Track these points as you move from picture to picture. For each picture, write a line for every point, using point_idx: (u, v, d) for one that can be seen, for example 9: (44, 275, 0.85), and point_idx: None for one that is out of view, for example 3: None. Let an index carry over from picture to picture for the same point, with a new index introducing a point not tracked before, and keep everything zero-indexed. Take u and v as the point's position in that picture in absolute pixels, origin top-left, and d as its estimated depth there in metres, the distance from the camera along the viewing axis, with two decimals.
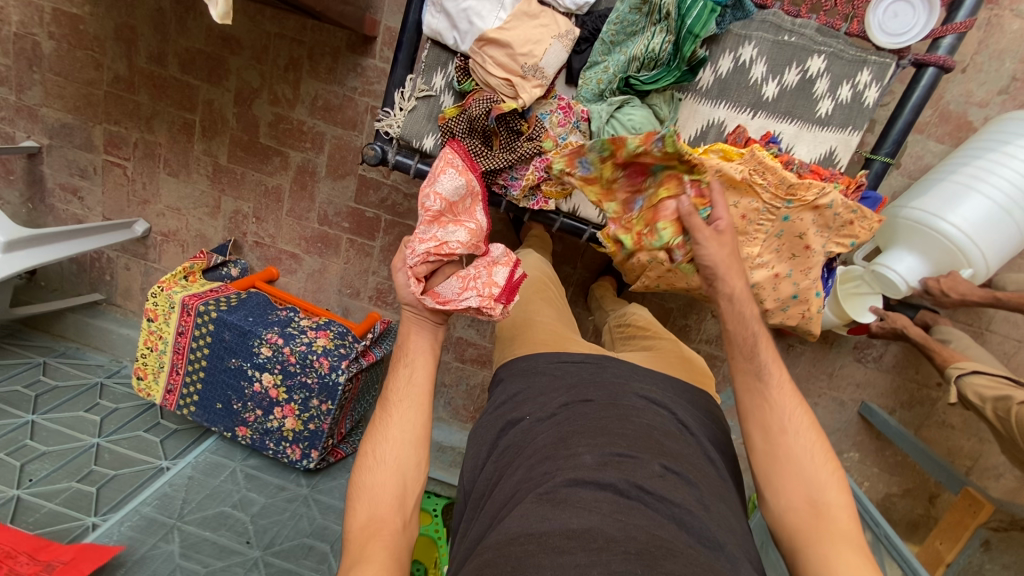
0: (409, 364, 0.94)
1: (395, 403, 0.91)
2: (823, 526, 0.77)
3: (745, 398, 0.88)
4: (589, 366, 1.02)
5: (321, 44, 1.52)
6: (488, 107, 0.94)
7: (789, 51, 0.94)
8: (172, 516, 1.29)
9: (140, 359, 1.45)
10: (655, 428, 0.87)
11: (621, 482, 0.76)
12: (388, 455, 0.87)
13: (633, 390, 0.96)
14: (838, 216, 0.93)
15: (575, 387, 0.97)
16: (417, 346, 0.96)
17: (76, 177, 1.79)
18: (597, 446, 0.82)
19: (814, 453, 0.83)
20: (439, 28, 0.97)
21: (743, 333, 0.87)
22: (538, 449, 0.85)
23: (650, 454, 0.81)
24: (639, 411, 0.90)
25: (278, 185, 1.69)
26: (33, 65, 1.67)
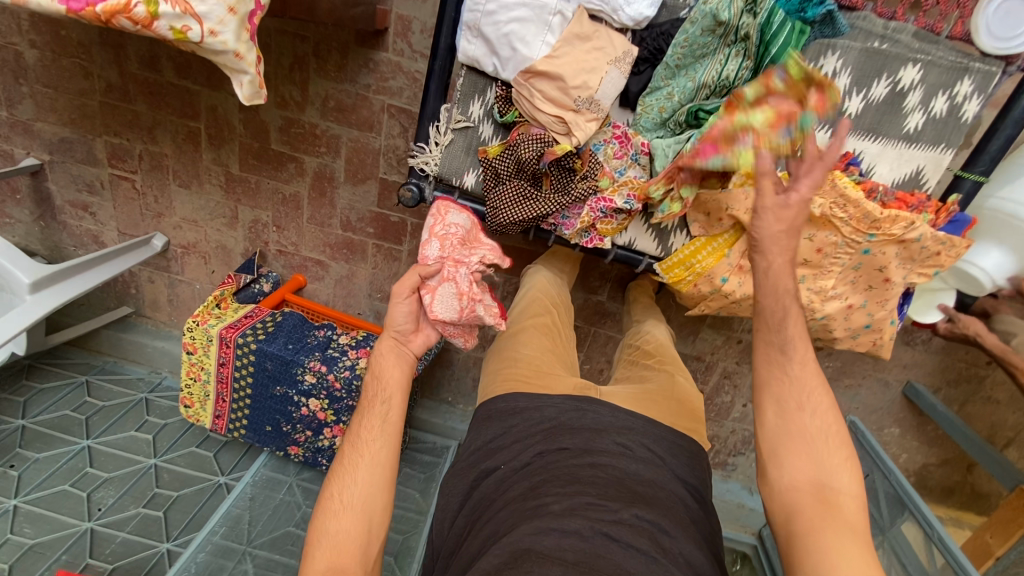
0: (383, 395, 0.89)
1: (366, 441, 0.84)
2: (827, 513, 0.71)
3: (763, 372, 0.81)
4: (573, 408, 0.93)
5: (327, 39, 1.37)
6: (540, 150, 0.86)
7: (880, 60, 0.82)
8: (242, 542, 1.35)
9: (185, 389, 1.46)
10: (627, 475, 0.81)
11: (584, 526, 0.70)
12: (354, 497, 0.80)
13: (609, 436, 0.87)
14: (925, 248, 0.86)
15: (554, 429, 0.89)
16: (393, 381, 0.90)
17: (84, 192, 1.71)
18: (567, 495, 0.76)
19: (828, 436, 0.77)
20: (476, 54, 0.86)
21: (774, 307, 0.78)
22: (509, 501, 0.79)
23: (623, 503, 0.75)
24: (611, 457, 0.83)
25: (296, 192, 1.60)
26: (18, 77, 1.55)
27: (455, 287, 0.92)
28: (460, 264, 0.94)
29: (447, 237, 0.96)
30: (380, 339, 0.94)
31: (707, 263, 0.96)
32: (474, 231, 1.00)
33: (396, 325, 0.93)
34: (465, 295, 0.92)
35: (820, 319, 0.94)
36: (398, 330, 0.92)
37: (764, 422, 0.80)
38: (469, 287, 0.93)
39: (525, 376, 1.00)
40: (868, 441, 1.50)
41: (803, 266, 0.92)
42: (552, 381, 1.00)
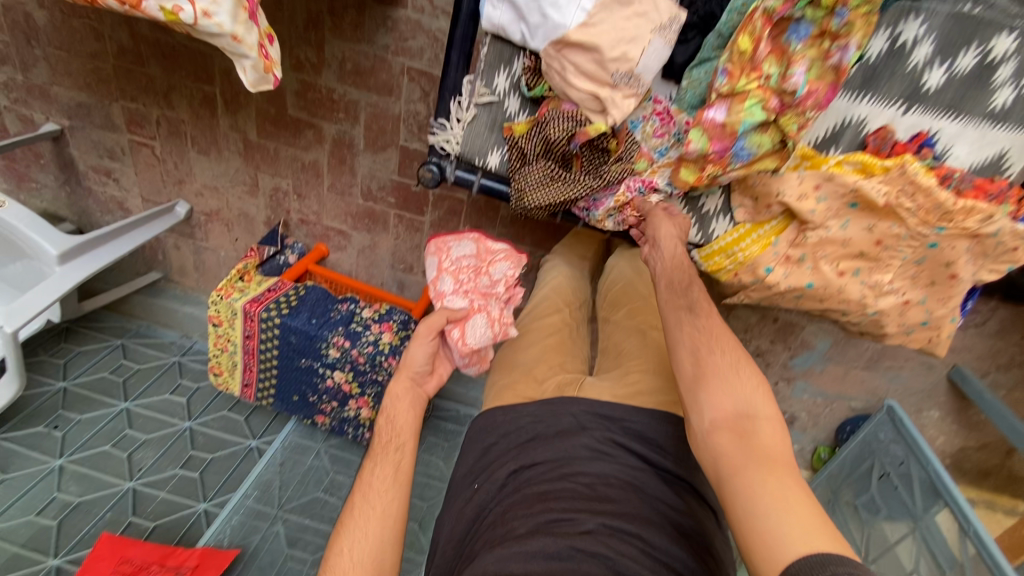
0: (397, 442, 0.90)
1: (379, 493, 0.83)
2: (748, 445, 0.72)
3: (673, 328, 0.84)
4: (546, 407, 0.90)
5: None
6: (571, 129, 0.80)
7: (971, 27, 0.71)
8: (274, 507, 1.41)
9: (213, 359, 1.48)
10: (598, 480, 0.78)
11: (552, 543, 0.68)
12: (363, 554, 0.77)
13: (578, 442, 0.83)
14: (1001, 244, 0.77)
15: (525, 444, 0.86)
16: (407, 422, 0.93)
17: (106, 159, 1.70)
18: (532, 515, 0.74)
19: (740, 369, 0.79)
20: (502, 21, 0.78)
21: (681, 273, 0.86)
22: (486, 529, 0.77)
23: (589, 512, 0.73)
24: (584, 463, 0.80)
25: (315, 159, 1.55)
26: (31, 40, 1.51)
27: (484, 315, 0.99)
28: (482, 297, 1.02)
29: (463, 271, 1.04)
30: (397, 379, 0.97)
31: (750, 251, 0.88)
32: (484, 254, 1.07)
33: (416, 365, 0.98)
34: (493, 321, 0.99)
35: (872, 314, 0.87)
36: (417, 369, 0.98)
37: (679, 372, 0.81)
38: (495, 315, 1.00)
39: (522, 385, 0.96)
40: (909, 430, 1.42)
41: (858, 258, 0.84)
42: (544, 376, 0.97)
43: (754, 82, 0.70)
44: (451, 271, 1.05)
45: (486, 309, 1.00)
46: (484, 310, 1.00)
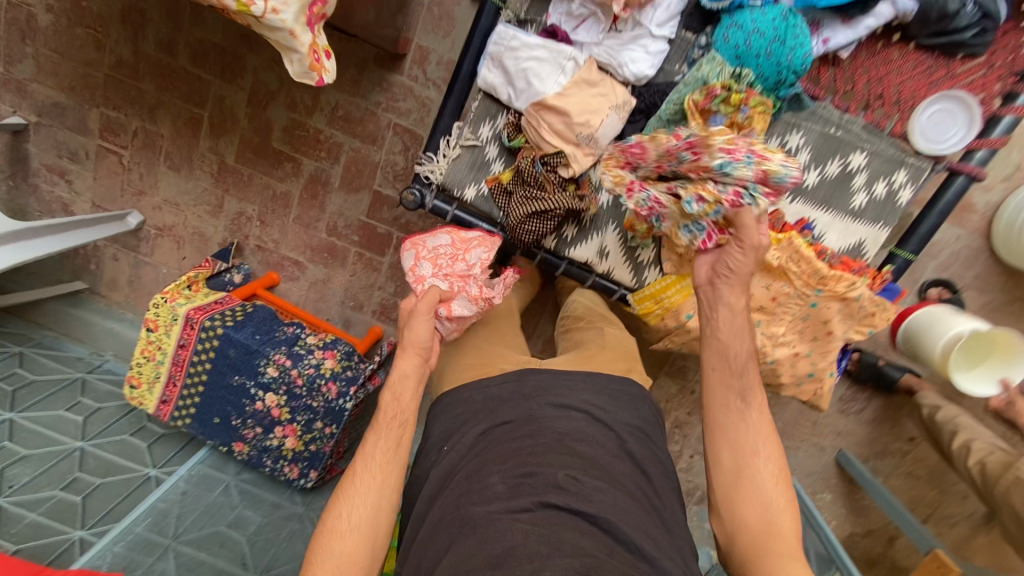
0: (401, 415, 0.91)
1: (381, 466, 0.87)
2: (771, 544, 0.77)
3: (719, 413, 0.87)
4: (512, 382, 0.95)
5: (347, 55, 1.47)
6: (533, 157, 0.97)
7: (835, 144, 0.98)
8: (167, 536, 1.26)
9: (134, 368, 1.40)
10: (567, 435, 0.84)
11: (533, 503, 0.73)
12: (360, 520, 0.83)
13: (546, 399, 0.89)
14: (862, 307, 0.97)
15: (504, 401, 0.92)
16: (410, 402, 0.92)
17: (64, 159, 1.69)
18: (507, 469, 0.79)
19: (779, 481, 0.82)
20: (494, 82, 0.98)
21: (737, 350, 0.87)
22: (458, 481, 0.81)
23: (558, 464, 0.79)
24: (552, 420, 0.86)
25: (287, 189, 1.63)
26: (27, 38, 1.57)
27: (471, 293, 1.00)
28: (460, 279, 1.02)
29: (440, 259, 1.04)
30: (403, 354, 0.93)
31: (675, 299, 1.04)
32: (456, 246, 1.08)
33: (422, 343, 0.93)
34: (476, 300, 1.00)
35: (770, 363, 1.03)
36: (423, 345, 0.93)
37: (719, 468, 0.85)
38: (478, 294, 1.01)
39: (474, 365, 1.03)
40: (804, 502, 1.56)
41: (758, 311, 1.02)
42: (497, 362, 1.03)
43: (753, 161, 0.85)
44: (429, 260, 1.04)
45: (465, 289, 1.01)
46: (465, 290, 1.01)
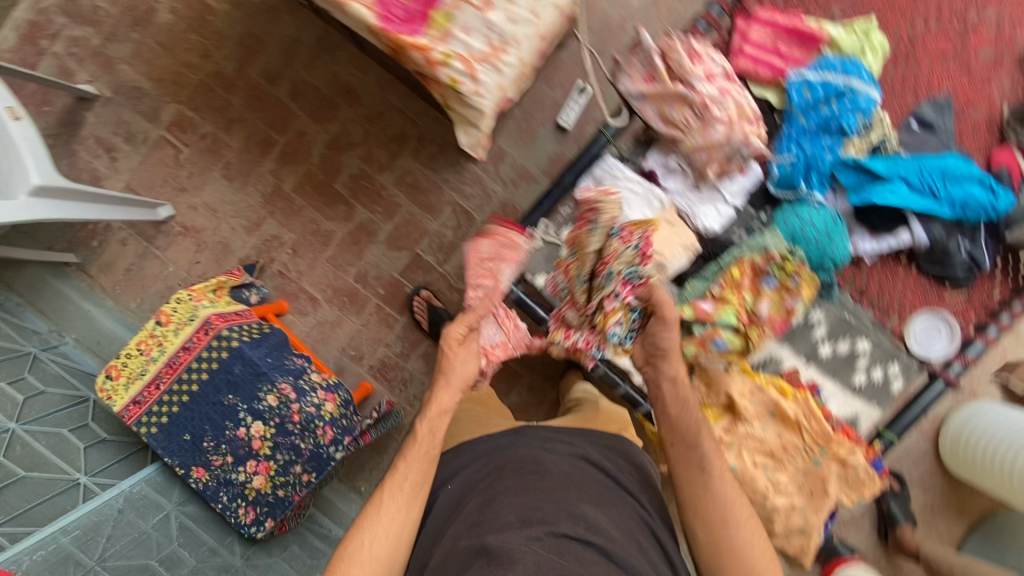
0: (428, 451, 0.97)
1: (409, 496, 0.92)
2: None
3: (683, 486, 0.85)
4: (511, 434, 1.06)
5: (434, 134, 1.63)
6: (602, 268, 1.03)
7: (847, 327, 1.16)
8: (93, 558, 1.10)
9: (121, 358, 1.31)
10: (570, 476, 0.94)
11: (542, 533, 0.82)
12: (380, 551, 0.89)
13: (547, 447, 1.01)
14: (857, 475, 1.08)
15: (503, 448, 1.03)
16: (437, 437, 0.99)
17: (118, 137, 1.69)
18: (520, 502, 0.88)
19: (755, 546, 0.80)
20: (590, 197, 1.13)
21: (687, 419, 0.88)
22: (465, 515, 0.91)
23: (573, 499, 0.89)
24: (555, 463, 0.96)
25: (331, 229, 1.68)
26: (137, 27, 1.65)
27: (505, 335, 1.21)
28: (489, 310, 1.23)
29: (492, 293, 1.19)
30: (438, 390, 1.03)
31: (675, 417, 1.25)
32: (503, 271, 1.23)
33: (464, 378, 1.06)
34: (501, 323, 1.23)
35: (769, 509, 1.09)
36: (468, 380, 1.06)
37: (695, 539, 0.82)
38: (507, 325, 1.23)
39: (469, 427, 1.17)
40: None
41: (768, 455, 1.11)
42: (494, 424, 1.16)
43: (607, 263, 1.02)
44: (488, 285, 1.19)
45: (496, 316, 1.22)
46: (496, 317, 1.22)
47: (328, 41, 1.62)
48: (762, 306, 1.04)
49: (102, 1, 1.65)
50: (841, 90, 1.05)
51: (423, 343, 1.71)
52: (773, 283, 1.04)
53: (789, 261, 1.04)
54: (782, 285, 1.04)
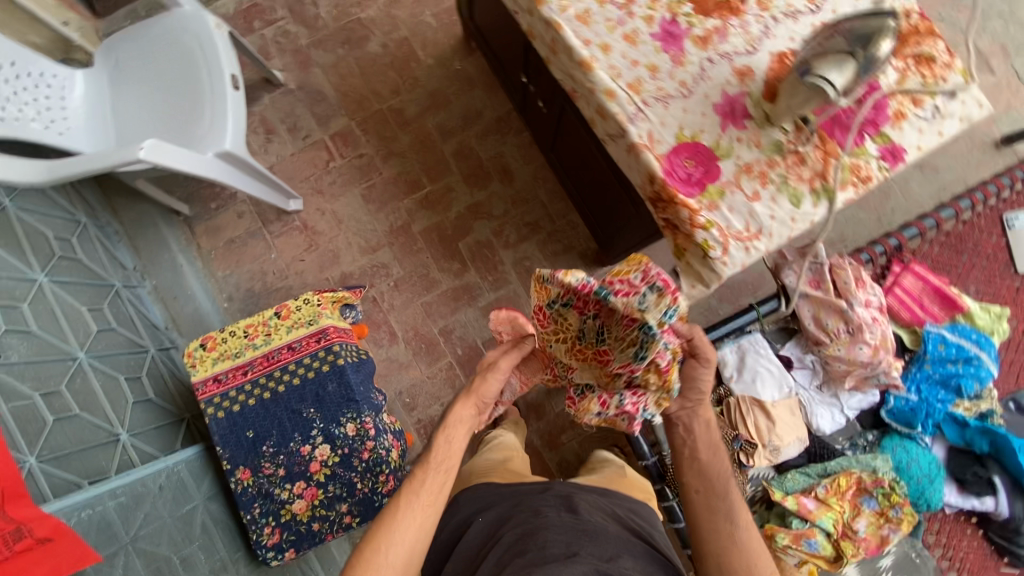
0: (447, 461, 0.92)
1: (423, 505, 0.88)
2: None
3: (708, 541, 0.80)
4: (542, 483, 1.08)
5: (565, 235, 1.75)
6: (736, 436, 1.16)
7: (911, 567, 1.22)
8: (126, 533, 1.02)
9: (224, 333, 1.29)
10: (611, 530, 0.93)
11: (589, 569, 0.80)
12: (394, 559, 0.84)
13: (581, 496, 1.02)
14: None
15: (539, 490, 1.04)
16: (456, 450, 0.94)
17: (282, 125, 1.76)
18: (566, 539, 0.87)
19: None
20: (730, 363, 1.20)
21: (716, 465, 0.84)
22: (504, 544, 0.90)
23: (621, 552, 0.88)
24: (598, 519, 0.95)
25: (438, 279, 1.73)
26: (346, 45, 1.79)
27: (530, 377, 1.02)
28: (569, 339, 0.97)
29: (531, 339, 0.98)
30: (462, 401, 0.97)
31: None
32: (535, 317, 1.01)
33: (484, 397, 0.97)
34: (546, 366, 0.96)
35: None
36: (484, 400, 0.97)
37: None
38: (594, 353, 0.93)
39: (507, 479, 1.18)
40: None
41: None
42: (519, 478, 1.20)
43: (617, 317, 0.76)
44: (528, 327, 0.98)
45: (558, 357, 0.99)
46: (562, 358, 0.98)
47: (504, 124, 1.78)
48: (859, 522, 1.12)
49: (326, 12, 1.80)
50: (971, 356, 1.17)
51: None
52: (873, 506, 1.13)
53: (895, 492, 1.13)
54: (882, 511, 1.13)
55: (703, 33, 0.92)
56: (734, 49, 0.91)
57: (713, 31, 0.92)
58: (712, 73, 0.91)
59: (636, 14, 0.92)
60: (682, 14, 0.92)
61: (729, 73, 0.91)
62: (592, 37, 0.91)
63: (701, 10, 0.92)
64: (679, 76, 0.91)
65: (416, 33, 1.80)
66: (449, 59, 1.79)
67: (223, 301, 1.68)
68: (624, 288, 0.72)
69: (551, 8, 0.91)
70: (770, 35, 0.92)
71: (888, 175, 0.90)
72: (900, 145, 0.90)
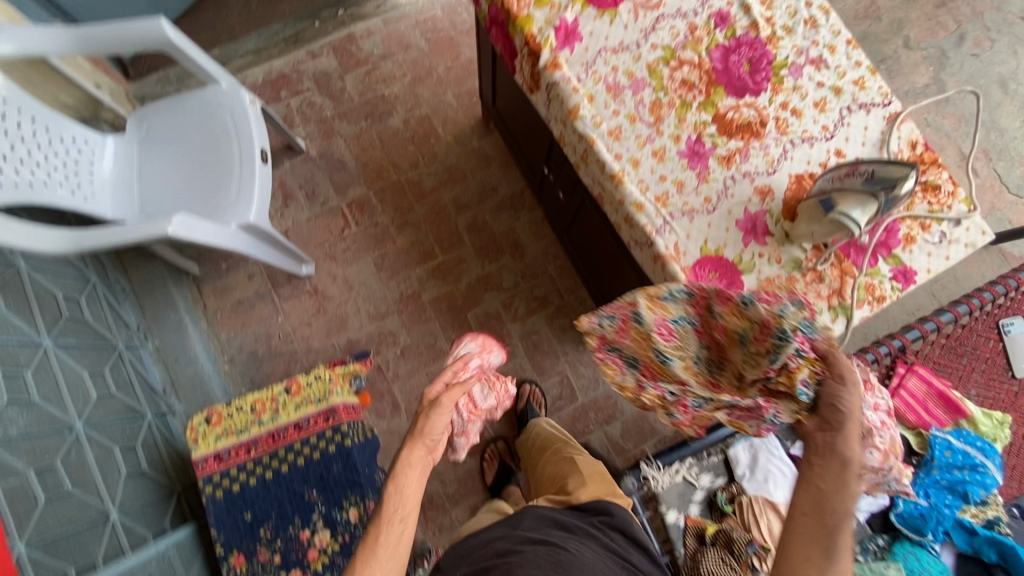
0: (402, 511, 0.77)
1: (383, 561, 0.73)
2: None
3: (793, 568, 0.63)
4: (513, 516, 1.01)
5: (574, 311, 1.77)
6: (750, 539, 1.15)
7: None
8: None
9: (230, 408, 1.26)
10: (588, 558, 0.90)
11: None
12: None
13: (559, 531, 0.96)
14: None
15: (513, 527, 0.97)
16: (412, 494, 0.79)
17: (301, 190, 1.80)
18: None
19: None
20: (742, 459, 1.25)
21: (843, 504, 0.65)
22: None
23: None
24: (575, 550, 0.91)
25: (445, 349, 1.72)
26: (369, 119, 1.86)
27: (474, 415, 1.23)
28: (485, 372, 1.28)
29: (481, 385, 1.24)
30: (410, 446, 0.83)
31: None
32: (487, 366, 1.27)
33: (434, 435, 0.85)
34: (493, 385, 1.29)
35: None
36: (435, 438, 0.85)
37: None
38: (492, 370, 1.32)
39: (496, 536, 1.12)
40: None
41: None
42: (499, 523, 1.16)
43: (753, 330, 0.75)
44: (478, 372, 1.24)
45: (489, 378, 1.28)
46: (490, 380, 1.27)
47: (518, 200, 1.84)
48: None
49: (351, 87, 1.87)
50: (976, 463, 1.19)
51: (475, 497, 1.63)
52: None
53: None
54: None
55: (726, 153, 0.98)
56: (755, 169, 0.97)
57: (735, 151, 0.98)
58: (735, 191, 0.96)
59: (664, 132, 0.98)
60: (707, 134, 0.98)
61: (751, 192, 0.96)
62: (622, 151, 0.97)
63: (725, 131, 0.98)
64: (703, 192, 0.96)
65: (438, 111, 1.88)
66: (468, 137, 1.87)
67: (224, 363, 1.66)
68: (769, 297, 0.75)
69: (585, 122, 0.97)
70: (789, 157, 0.98)
71: (901, 295, 0.94)
72: (911, 267, 0.95)
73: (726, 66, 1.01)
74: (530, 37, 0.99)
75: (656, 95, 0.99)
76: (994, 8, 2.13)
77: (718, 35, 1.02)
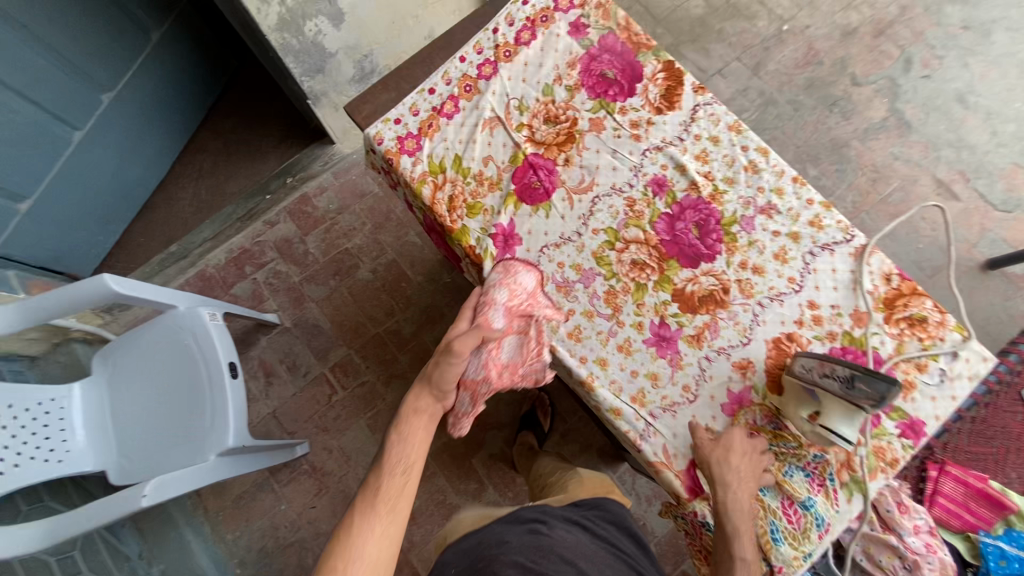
0: (406, 461, 0.80)
1: (385, 508, 0.75)
2: None
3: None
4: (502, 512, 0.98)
5: (579, 433, 1.71)
6: None
7: None
8: None
9: None
10: (581, 547, 0.87)
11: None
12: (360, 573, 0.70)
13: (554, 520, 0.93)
14: None
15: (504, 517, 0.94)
16: (418, 441, 0.82)
17: (282, 364, 1.77)
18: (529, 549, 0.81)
19: None
20: None
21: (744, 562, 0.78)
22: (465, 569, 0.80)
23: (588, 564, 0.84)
24: (569, 537, 0.88)
25: (457, 505, 1.65)
26: (337, 276, 1.84)
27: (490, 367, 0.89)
28: (525, 305, 0.92)
29: (513, 318, 0.90)
30: (420, 387, 0.87)
31: None
32: (530, 298, 0.92)
33: (442, 383, 0.86)
34: (530, 342, 0.90)
35: None
36: (443, 388, 0.86)
37: None
38: (531, 304, 0.92)
39: None
40: None
41: None
42: None
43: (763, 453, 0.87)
44: (510, 308, 0.91)
45: (527, 329, 0.91)
46: (523, 332, 0.90)
47: None
48: None
49: (314, 248, 1.86)
50: None
51: None
52: None
53: None
54: None
55: (695, 331, 0.93)
56: (728, 342, 0.92)
57: (703, 327, 0.93)
58: (713, 372, 0.91)
59: (625, 322, 0.94)
60: (670, 315, 0.94)
61: (729, 369, 0.91)
62: (586, 353, 0.93)
63: (688, 307, 0.94)
64: (680, 380, 0.91)
65: (403, 253, 1.86)
66: (438, 273, 1.84)
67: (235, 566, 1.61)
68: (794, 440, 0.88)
69: None
70: (761, 321, 0.93)
71: (914, 452, 0.87)
72: (918, 418, 0.88)
73: (674, 236, 0.97)
74: (469, 250, 0.97)
75: (609, 284, 0.95)
76: (935, 24, 2.09)
77: (659, 203, 0.99)
